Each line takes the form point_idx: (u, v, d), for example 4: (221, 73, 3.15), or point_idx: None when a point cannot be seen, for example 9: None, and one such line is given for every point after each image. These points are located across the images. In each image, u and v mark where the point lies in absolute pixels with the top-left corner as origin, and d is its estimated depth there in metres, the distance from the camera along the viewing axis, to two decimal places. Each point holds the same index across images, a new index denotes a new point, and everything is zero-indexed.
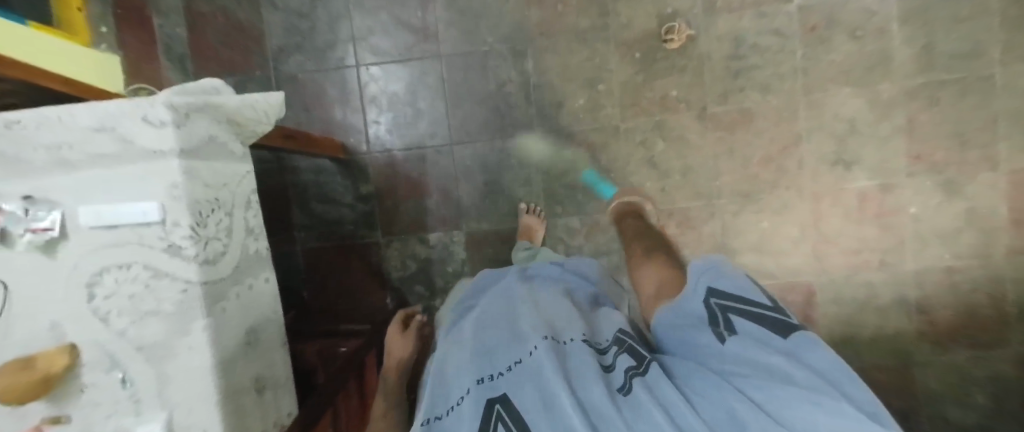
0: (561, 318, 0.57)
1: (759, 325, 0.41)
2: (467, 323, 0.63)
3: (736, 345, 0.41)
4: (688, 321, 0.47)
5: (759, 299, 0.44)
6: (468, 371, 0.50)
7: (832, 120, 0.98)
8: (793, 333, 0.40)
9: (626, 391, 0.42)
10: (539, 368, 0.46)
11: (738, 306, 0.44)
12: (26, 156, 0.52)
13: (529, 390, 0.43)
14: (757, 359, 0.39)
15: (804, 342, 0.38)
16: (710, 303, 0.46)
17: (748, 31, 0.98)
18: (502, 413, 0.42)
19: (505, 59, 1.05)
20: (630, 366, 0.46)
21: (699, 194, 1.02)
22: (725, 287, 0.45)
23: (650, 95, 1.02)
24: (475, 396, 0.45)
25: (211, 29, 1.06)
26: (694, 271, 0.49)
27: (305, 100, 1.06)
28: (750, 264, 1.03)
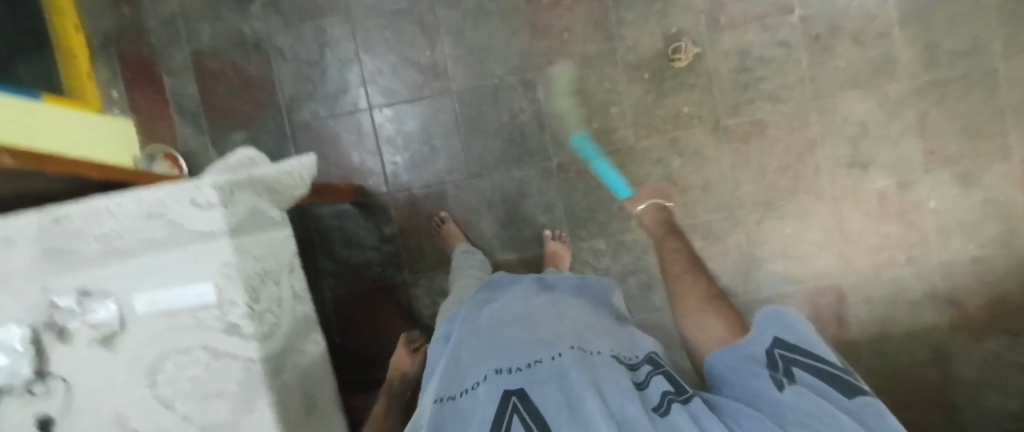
0: (590, 330, 0.57)
1: (823, 381, 0.42)
2: (486, 315, 0.62)
3: (795, 394, 0.40)
4: (747, 362, 0.48)
5: (824, 356, 0.44)
6: (487, 361, 0.50)
7: (843, 124, 1.00)
8: (858, 397, 0.39)
9: (663, 412, 0.41)
10: (564, 371, 0.45)
11: (801, 358, 0.45)
12: (81, 250, 0.53)
13: (552, 390, 0.43)
14: (813, 410, 0.38)
15: (869, 409, 0.38)
16: (775, 352, 0.47)
17: (753, 44, 1.00)
18: (518, 405, 0.42)
19: (516, 90, 1.05)
20: (669, 391, 0.45)
21: (721, 206, 1.03)
22: (791, 340, 0.47)
23: (663, 114, 1.03)
24: (493, 385, 0.45)
25: (219, 84, 1.05)
26: (763, 318, 0.52)
27: (321, 147, 1.07)
28: (777, 271, 1.04)
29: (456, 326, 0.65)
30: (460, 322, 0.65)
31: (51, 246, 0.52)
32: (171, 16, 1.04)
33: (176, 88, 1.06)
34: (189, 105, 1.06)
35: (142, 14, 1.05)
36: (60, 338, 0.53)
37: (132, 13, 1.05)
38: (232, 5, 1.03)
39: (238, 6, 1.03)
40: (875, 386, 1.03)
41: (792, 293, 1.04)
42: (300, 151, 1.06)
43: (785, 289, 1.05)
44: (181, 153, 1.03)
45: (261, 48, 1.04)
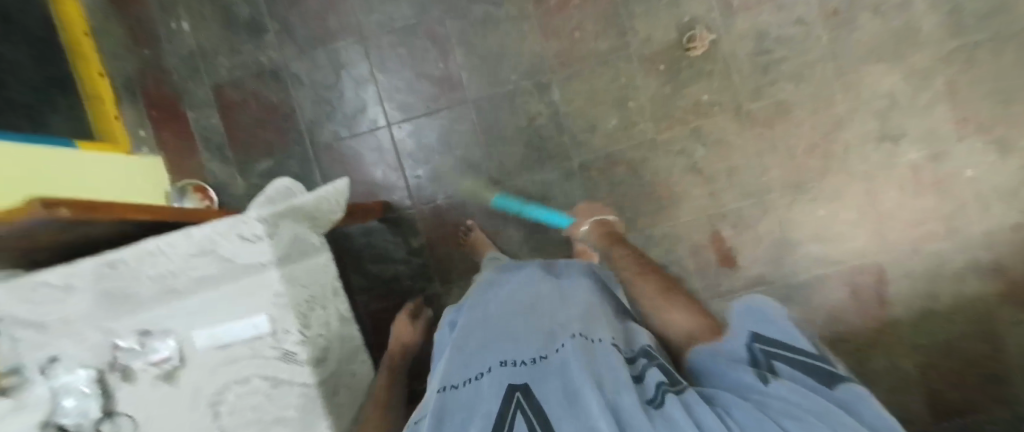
0: (596, 318, 0.53)
1: (809, 376, 0.38)
2: (496, 306, 0.61)
3: (783, 386, 0.36)
4: (727, 360, 0.44)
5: (803, 348, 0.42)
6: (494, 354, 0.49)
7: (869, 99, 0.98)
8: (840, 388, 0.36)
9: (658, 404, 0.37)
10: (566, 363, 0.42)
11: (780, 352, 0.42)
12: (138, 291, 0.54)
13: (554, 384, 0.40)
14: (804, 404, 0.34)
15: (854, 398, 0.34)
16: (753, 347, 0.44)
17: (769, 26, 0.99)
18: (520, 400, 0.39)
19: (532, 93, 1.05)
20: (663, 382, 0.41)
21: (749, 193, 1.02)
22: (771, 333, 0.44)
23: (683, 104, 1.02)
24: (497, 378, 0.43)
25: (242, 115, 1.07)
26: (740, 314, 0.49)
27: (345, 168, 1.08)
28: (813, 253, 1.03)
29: (462, 317, 0.63)
30: (466, 310, 0.65)
31: (108, 291, 0.54)
32: (190, 54, 1.07)
33: (202, 122, 1.09)
34: (214, 138, 1.08)
35: (163, 56, 1.08)
36: (124, 377, 0.56)
37: (151, 53, 1.07)
38: (247, 36, 1.05)
39: (253, 37, 1.05)
40: (919, 365, 1.01)
41: (829, 274, 1.03)
42: (324, 174, 1.08)
43: (822, 272, 1.03)
44: (210, 185, 1.06)
45: (279, 76, 1.06)
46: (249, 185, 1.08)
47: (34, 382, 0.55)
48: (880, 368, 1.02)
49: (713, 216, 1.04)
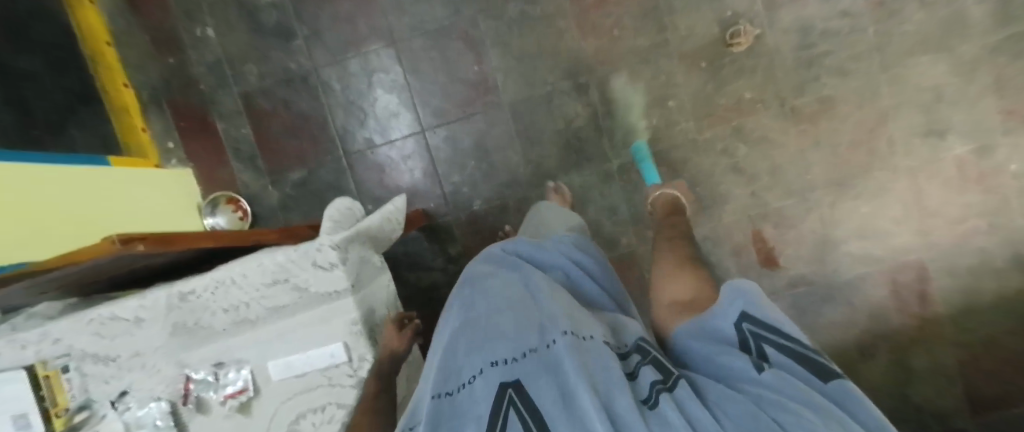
0: (583, 311, 0.49)
1: (797, 364, 0.36)
2: (479, 290, 0.55)
3: (778, 378, 0.33)
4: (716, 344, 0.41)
5: (796, 335, 0.39)
6: (480, 348, 0.44)
7: (916, 92, 0.96)
8: (835, 383, 0.33)
9: (652, 404, 0.33)
10: (560, 360, 0.38)
11: (772, 337, 0.39)
12: (210, 323, 0.53)
13: (546, 382, 0.36)
14: (798, 397, 0.31)
15: (847, 395, 0.32)
16: (742, 328, 0.40)
17: (814, 19, 0.96)
18: (514, 398, 0.35)
19: (569, 94, 1.03)
20: (657, 380, 0.36)
21: (792, 191, 1.01)
22: (761, 314, 0.40)
23: (725, 102, 1.00)
24: (490, 376, 0.39)
25: (273, 124, 1.04)
26: (726, 292, 0.44)
27: (380, 175, 1.06)
28: (857, 251, 1.02)
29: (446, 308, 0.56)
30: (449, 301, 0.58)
31: (181, 322, 0.53)
32: (215, 62, 1.03)
33: (231, 133, 1.05)
34: (245, 148, 1.05)
35: (188, 63, 1.04)
36: (198, 408, 0.55)
37: (177, 62, 1.04)
38: (275, 42, 1.02)
39: (280, 42, 1.02)
40: (961, 361, 1.00)
41: (872, 272, 1.02)
42: (359, 183, 1.06)
43: (866, 269, 1.02)
44: (242, 197, 1.04)
45: (309, 83, 1.03)
46: (283, 195, 1.06)
47: (105, 415, 0.54)
48: (919, 365, 1.01)
49: (755, 216, 1.02)
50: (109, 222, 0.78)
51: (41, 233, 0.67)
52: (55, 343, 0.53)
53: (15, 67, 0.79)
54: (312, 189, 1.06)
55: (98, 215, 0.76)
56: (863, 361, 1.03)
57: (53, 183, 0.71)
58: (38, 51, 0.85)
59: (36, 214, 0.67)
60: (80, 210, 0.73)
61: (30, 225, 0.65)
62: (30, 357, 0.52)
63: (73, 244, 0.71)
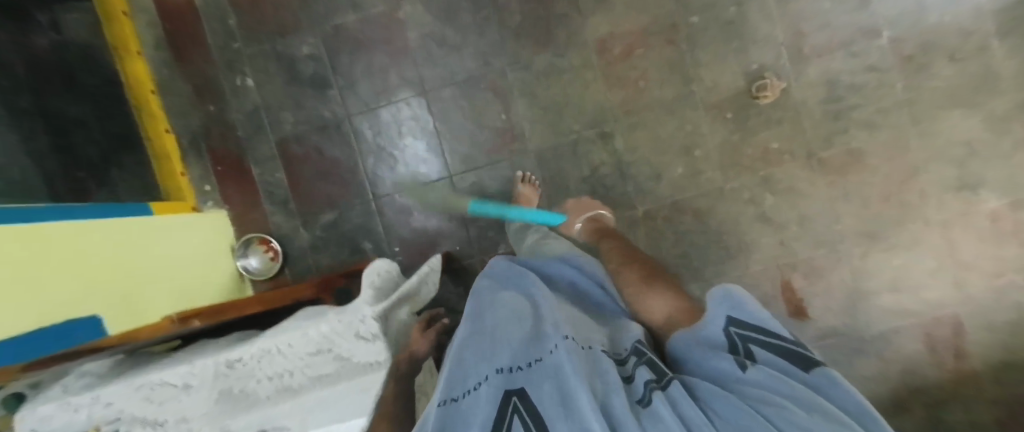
0: (579, 321, 0.54)
1: (781, 359, 0.39)
2: (486, 303, 0.60)
3: (762, 375, 0.37)
4: (705, 346, 0.45)
5: (780, 331, 0.41)
6: (486, 358, 0.47)
7: (947, 145, 0.95)
8: (815, 370, 0.36)
9: (645, 403, 0.38)
10: (559, 364, 0.42)
11: (757, 336, 0.42)
12: (254, 390, 0.55)
13: (548, 387, 0.40)
14: (783, 392, 0.34)
15: (826, 380, 0.35)
16: (730, 332, 0.44)
17: (841, 72, 0.97)
18: (518, 406, 0.40)
19: (596, 143, 1.04)
20: (649, 379, 0.41)
21: (821, 242, 1.00)
22: (748, 316, 0.43)
23: (751, 152, 1.00)
24: (495, 381, 0.43)
25: (307, 169, 1.07)
26: (715, 297, 0.46)
27: (408, 219, 1.08)
28: (890, 304, 1.00)
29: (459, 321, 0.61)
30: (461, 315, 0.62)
31: (226, 389, 0.54)
32: (253, 109, 1.07)
33: (265, 177, 1.08)
34: (279, 192, 1.08)
35: (228, 111, 1.07)
36: None
37: (217, 109, 1.07)
38: (311, 91, 1.06)
39: (317, 92, 1.06)
40: (1001, 419, 0.97)
41: (907, 326, 1.00)
42: (387, 226, 1.08)
43: (900, 323, 1.00)
44: (273, 238, 1.07)
45: (342, 130, 1.06)
46: (314, 237, 1.08)
47: None
48: (958, 423, 0.98)
49: (784, 266, 1.02)
50: (153, 272, 0.79)
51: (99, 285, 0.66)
52: (106, 406, 0.54)
53: (64, 115, 0.85)
54: (341, 231, 1.08)
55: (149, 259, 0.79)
56: (901, 419, 1.00)
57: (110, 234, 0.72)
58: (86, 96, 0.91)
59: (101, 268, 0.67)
60: (135, 260, 0.76)
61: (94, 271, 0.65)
62: (83, 418, 0.54)
63: (122, 292, 0.70)
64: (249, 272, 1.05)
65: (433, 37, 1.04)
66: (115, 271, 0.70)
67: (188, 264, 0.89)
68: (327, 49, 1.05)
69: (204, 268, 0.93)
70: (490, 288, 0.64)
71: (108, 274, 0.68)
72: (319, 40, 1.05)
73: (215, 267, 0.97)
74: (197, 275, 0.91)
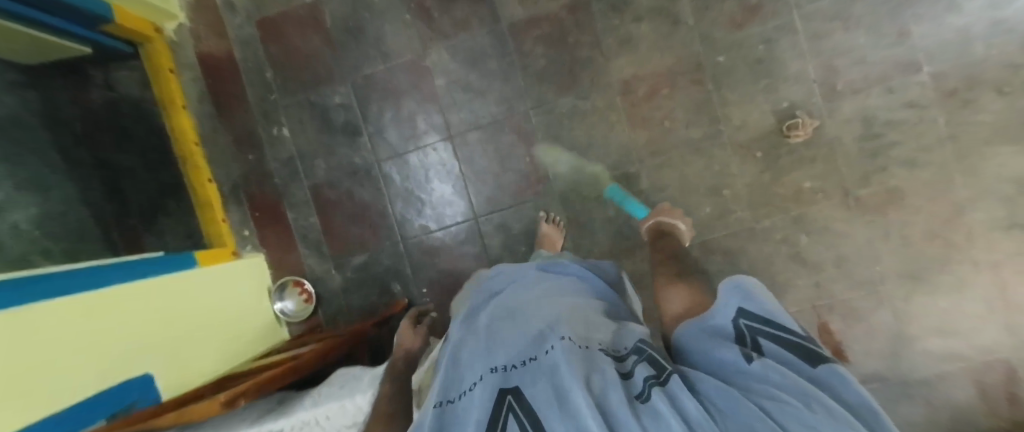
0: (577, 319, 0.52)
1: (786, 351, 0.40)
2: (487, 312, 0.60)
3: (766, 366, 0.37)
4: (713, 336, 0.45)
5: (789, 326, 0.43)
6: (482, 359, 0.47)
7: (996, 183, 0.90)
8: (819, 366, 0.36)
9: (644, 399, 0.35)
10: (556, 365, 0.40)
11: (765, 329, 0.43)
12: None
13: (543, 386, 0.38)
14: (787, 384, 0.34)
15: (831, 376, 0.35)
16: (739, 322, 0.45)
17: (878, 109, 0.93)
18: (513, 405, 0.37)
19: (620, 183, 1.03)
20: (649, 375, 0.39)
21: (860, 284, 0.96)
22: (759, 309, 0.45)
23: (783, 191, 0.97)
24: (489, 382, 0.41)
25: (338, 212, 1.11)
26: (727, 289, 0.48)
27: (434, 259, 1.10)
28: (937, 348, 0.95)
29: (457, 323, 0.61)
30: (461, 319, 0.62)
31: None
32: (288, 157, 1.11)
33: (300, 221, 1.12)
34: (313, 235, 1.12)
35: (265, 159, 1.12)
36: None
37: (255, 158, 1.12)
38: (342, 139, 1.10)
39: (347, 139, 1.09)
40: None
41: (958, 372, 0.94)
42: (415, 267, 1.10)
43: (948, 368, 0.94)
44: (307, 281, 1.11)
45: (371, 175, 1.10)
46: (345, 279, 1.12)
47: None
48: None
49: (820, 308, 0.98)
50: (187, 312, 0.82)
51: (144, 329, 0.70)
52: None
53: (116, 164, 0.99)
54: (372, 273, 1.11)
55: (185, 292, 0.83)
56: None
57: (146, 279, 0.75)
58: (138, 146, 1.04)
59: (142, 315, 0.71)
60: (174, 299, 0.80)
61: (136, 318, 0.69)
62: None
63: (167, 331, 0.74)
64: (285, 314, 1.08)
65: (458, 83, 1.06)
66: (155, 315, 0.74)
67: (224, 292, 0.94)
68: (357, 98, 1.09)
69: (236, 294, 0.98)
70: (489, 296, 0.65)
71: (150, 319, 0.72)
72: (350, 89, 1.09)
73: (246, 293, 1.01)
74: (229, 298, 0.95)
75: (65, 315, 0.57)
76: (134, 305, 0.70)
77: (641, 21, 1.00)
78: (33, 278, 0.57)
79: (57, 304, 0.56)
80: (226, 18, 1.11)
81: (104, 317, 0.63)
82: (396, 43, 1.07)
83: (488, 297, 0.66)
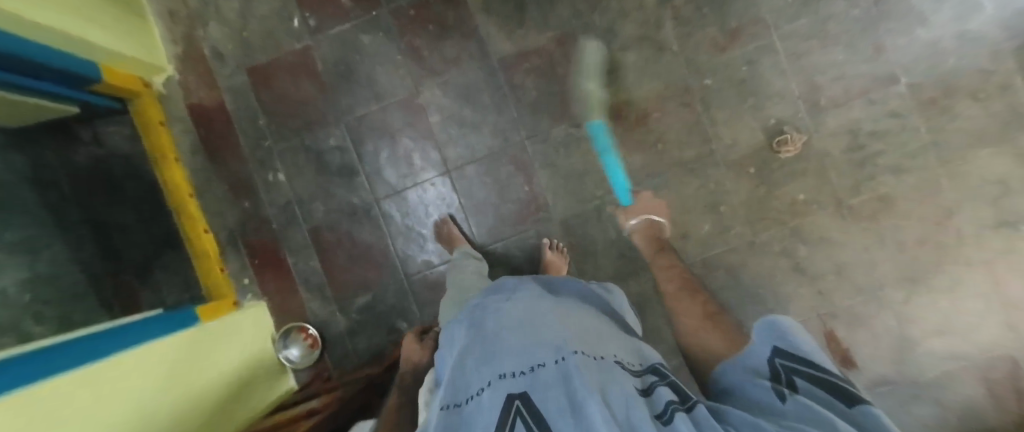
0: (588, 333, 0.52)
1: (814, 384, 0.38)
2: (491, 316, 0.59)
3: (794, 402, 0.36)
4: (753, 377, 0.46)
5: (821, 360, 0.41)
6: (490, 363, 0.47)
7: (980, 184, 0.94)
8: (850, 400, 0.34)
9: (666, 420, 0.36)
10: (568, 374, 0.40)
11: (799, 365, 0.42)
12: None
13: (555, 393, 0.38)
14: (808, 415, 0.33)
15: (857, 408, 0.33)
16: (776, 362, 0.45)
17: (862, 120, 0.96)
18: (522, 409, 0.37)
19: (619, 206, 1.04)
20: (672, 399, 0.40)
21: (860, 290, 0.98)
22: (792, 346, 0.44)
23: (779, 204, 0.99)
24: (498, 388, 0.41)
25: (339, 254, 1.10)
26: (763, 329, 0.49)
27: (439, 294, 1.09)
28: (940, 349, 0.97)
29: (460, 328, 0.61)
30: (462, 326, 0.61)
31: None
32: (286, 202, 1.10)
33: (300, 265, 1.11)
34: (315, 279, 1.11)
35: (261, 206, 1.11)
36: None
37: (251, 204, 1.11)
38: (338, 180, 1.09)
39: (344, 180, 1.09)
40: None
41: (962, 370, 0.96)
42: (420, 304, 1.09)
43: (953, 366, 0.96)
44: (311, 325, 1.09)
45: (370, 214, 1.10)
46: (350, 321, 1.10)
47: None
48: None
49: (824, 317, 0.99)
50: (192, 375, 0.79)
51: (148, 398, 0.66)
52: None
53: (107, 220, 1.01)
54: (377, 313, 1.10)
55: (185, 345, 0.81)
56: None
57: (148, 344, 0.72)
58: (129, 201, 1.05)
59: (145, 382, 0.67)
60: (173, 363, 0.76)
61: (139, 386, 0.65)
62: None
63: (168, 398, 0.70)
64: (290, 362, 1.06)
65: (453, 119, 1.07)
66: (158, 382, 0.70)
67: (223, 345, 0.91)
68: (351, 139, 1.09)
69: (235, 342, 0.95)
70: (489, 302, 0.65)
71: (152, 387, 0.68)
72: (344, 131, 1.09)
73: (245, 337, 0.99)
74: (227, 350, 0.92)
75: (81, 389, 0.54)
76: (137, 374, 0.66)
77: (627, 50, 1.03)
78: (32, 356, 0.54)
79: (74, 378, 0.54)
80: (216, 69, 1.11)
81: (110, 389, 0.60)
82: (388, 83, 1.08)
83: (491, 301, 0.65)
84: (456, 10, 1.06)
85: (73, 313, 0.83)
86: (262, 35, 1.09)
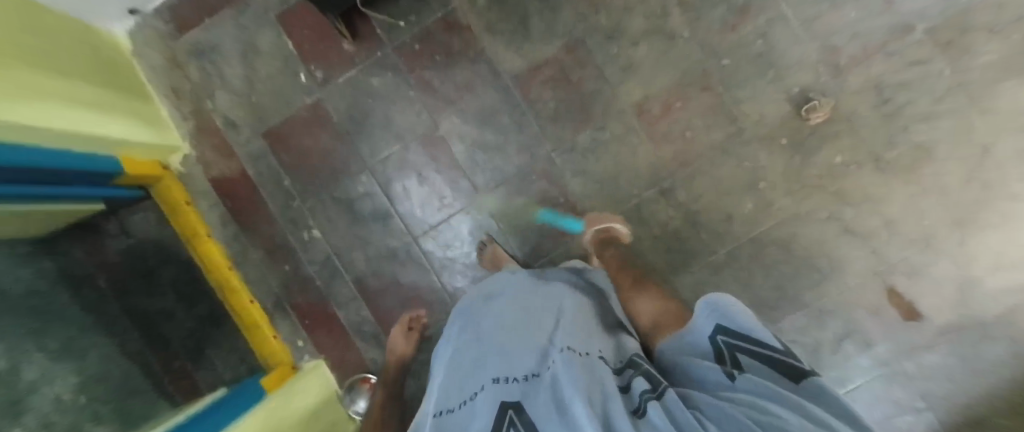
0: (579, 330, 0.52)
1: (759, 361, 0.42)
2: (486, 318, 0.59)
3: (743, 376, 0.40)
4: (697, 356, 0.49)
5: (765, 337, 0.44)
6: (485, 369, 0.47)
7: (1013, 116, 0.94)
8: (799, 376, 0.38)
9: (640, 413, 0.36)
10: (557, 378, 0.40)
11: (743, 344, 0.45)
12: None
13: (544, 400, 0.38)
14: (758, 389, 0.36)
15: (808, 385, 0.36)
16: (718, 340, 0.48)
17: (885, 73, 0.96)
18: (514, 419, 0.37)
19: (658, 200, 1.04)
20: (645, 389, 0.40)
21: (914, 241, 0.98)
22: (737, 326, 0.47)
23: (816, 171, 0.99)
24: (490, 394, 0.41)
25: (388, 298, 1.10)
26: (706, 309, 0.50)
27: None
28: (1002, 284, 0.97)
29: (457, 330, 0.62)
30: (460, 328, 0.62)
31: None
32: (325, 257, 1.09)
33: (351, 317, 1.10)
34: (367, 328, 1.10)
35: (300, 265, 1.10)
36: None
37: (291, 266, 1.10)
38: (373, 225, 1.08)
39: (379, 224, 1.08)
40: None
41: None
42: None
43: (1016, 300, 0.97)
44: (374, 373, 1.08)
45: (411, 253, 1.09)
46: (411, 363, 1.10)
47: None
48: None
49: (882, 273, 0.99)
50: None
51: None
52: None
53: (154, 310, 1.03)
54: None
55: (241, 406, 0.81)
56: None
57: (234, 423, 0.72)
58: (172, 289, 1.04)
59: None
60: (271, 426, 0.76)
61: None
62: None
63: None
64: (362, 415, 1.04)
65: (476, 145, 1.06)
66: None
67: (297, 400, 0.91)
68: (379, 183, 1.08)
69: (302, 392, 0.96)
70: (482, 302, 0.65)
71: None
72: (370, 176, 1.08)
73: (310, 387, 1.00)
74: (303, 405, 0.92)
75: None
76: None
77: (638, 44, 1.02)
78: None
79: None
80: (230, 137, 1.09)
81: None
82: (404, 121, 1.06)
83: (484, 302, 0.66)
84: (460, 36, 1.04)
85: (132, 409, 0.83)
86: (269, 95, 1.08)
